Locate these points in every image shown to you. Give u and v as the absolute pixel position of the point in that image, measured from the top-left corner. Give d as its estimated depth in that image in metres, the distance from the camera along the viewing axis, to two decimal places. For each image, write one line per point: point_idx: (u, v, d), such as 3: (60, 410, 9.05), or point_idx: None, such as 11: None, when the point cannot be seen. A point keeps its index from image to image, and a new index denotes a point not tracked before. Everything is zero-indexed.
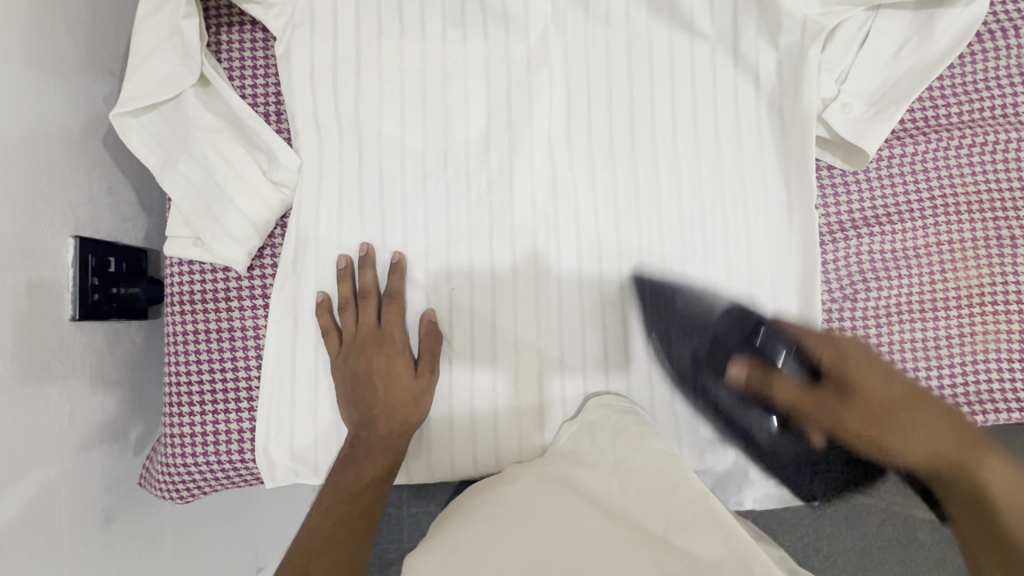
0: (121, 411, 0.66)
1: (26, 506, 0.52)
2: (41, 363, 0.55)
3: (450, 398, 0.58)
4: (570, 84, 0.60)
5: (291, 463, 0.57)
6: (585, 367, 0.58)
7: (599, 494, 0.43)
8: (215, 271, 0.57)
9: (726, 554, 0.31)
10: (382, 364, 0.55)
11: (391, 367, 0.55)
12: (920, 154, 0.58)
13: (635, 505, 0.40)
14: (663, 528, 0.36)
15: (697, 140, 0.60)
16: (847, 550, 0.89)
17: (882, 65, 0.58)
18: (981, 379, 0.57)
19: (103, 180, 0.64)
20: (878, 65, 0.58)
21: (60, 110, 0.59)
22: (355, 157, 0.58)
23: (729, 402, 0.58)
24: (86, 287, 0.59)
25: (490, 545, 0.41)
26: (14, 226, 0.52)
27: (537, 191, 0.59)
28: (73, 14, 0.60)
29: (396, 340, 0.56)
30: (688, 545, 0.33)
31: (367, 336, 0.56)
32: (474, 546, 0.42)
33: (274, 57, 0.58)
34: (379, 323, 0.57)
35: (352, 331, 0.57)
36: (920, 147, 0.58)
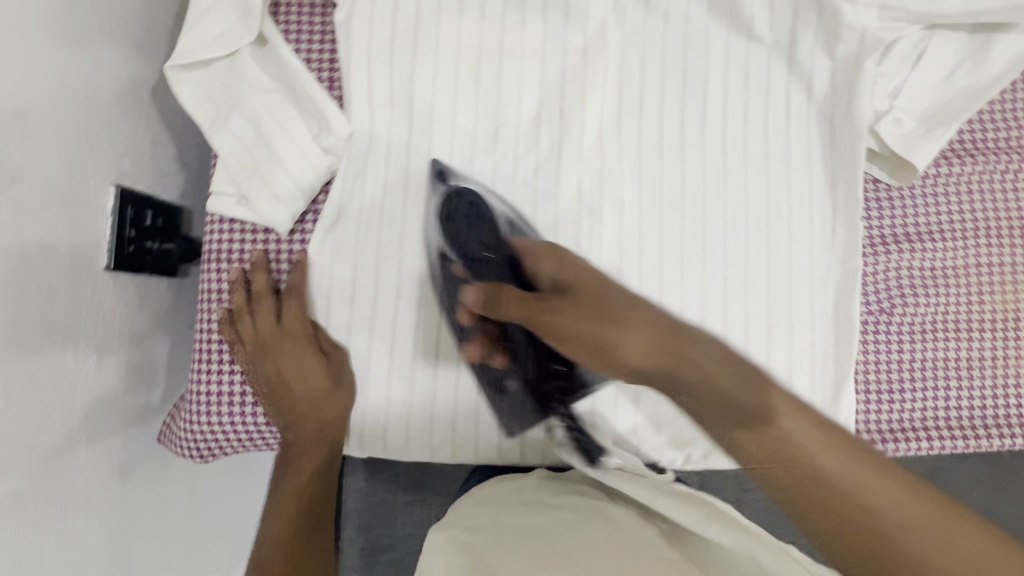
0: (145, 367, 0.65)
1: (47, 451, 0.51)
2: (73, 310, 0.54)
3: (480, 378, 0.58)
4: (624, 77, 0.60)
5: None
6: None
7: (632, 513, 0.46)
8: (255, 232, 0.57)
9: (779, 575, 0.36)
10: (290, 362, 0.57)
11: (300, 366, 0.57)
12: (966, 175, 0.58)
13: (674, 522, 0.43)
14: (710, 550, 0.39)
15: (746, 142, 0.60)
16: None
17: (936, 84, 0.58)
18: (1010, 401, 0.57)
19: (146, 133, 0.64)
20: (931, 83, 0.58)
21: (111, 58, 0.58)
22: (405, 129, 0.58)
23: None
24: (123, 238, 0.59)
25: (521, 533, 0.44)
26: (59, 169, 0.52)
27: (584, 180, 0.59)
28: None
29: (298, 336, 0.57)
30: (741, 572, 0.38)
31: (268, 337, 0.56)
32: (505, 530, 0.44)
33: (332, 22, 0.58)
34: (277, 320, 0.57)
35: (253, 335, 0.57)
36: (967, 167, 0.58)
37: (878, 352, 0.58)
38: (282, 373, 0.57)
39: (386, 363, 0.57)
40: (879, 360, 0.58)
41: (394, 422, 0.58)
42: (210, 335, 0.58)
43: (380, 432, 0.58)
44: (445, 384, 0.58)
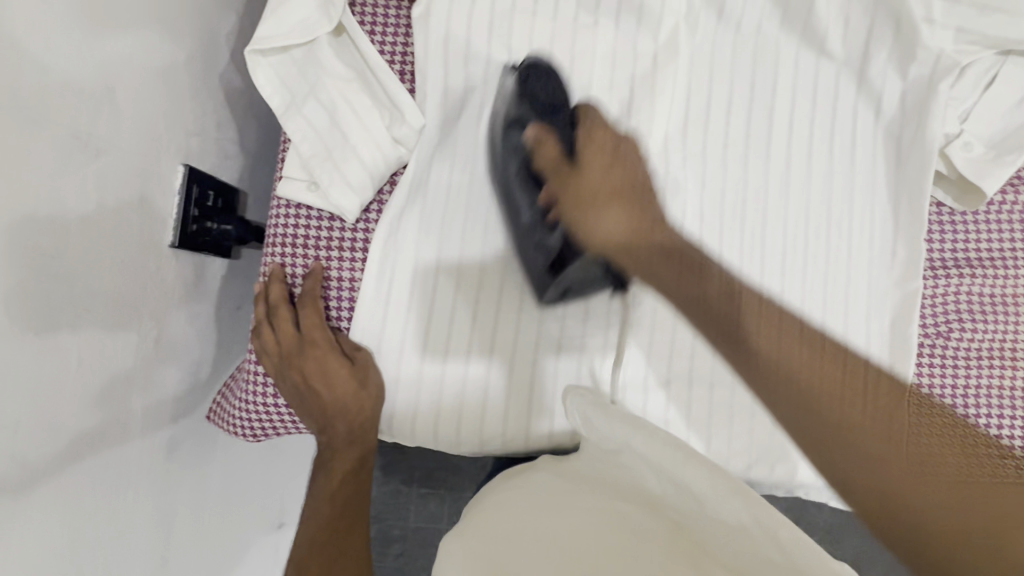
0: (197, 345, 0.66)
1: (106, 420, 0.52)
2: (138, 284, 0.55)
3: (532, 375, 0.58)
4: (692, 85, 0.60)
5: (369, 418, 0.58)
6: (671, 363, 0.59)
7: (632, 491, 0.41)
8: (320, 218, 0.57)
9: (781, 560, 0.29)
10: (315, 369, 0.54)
11: (324, 370, 0.54)
12: None
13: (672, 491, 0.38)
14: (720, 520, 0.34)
15: (811, 158, 0.60)
16: None
17: (1006, 111, 0.58)
18: None
19: (214, 113, 0.64)
20: (1002, 110, 0.58)
21: (188, 38, 0.59)
22: (474, 127, 0.59)
23: None
24: (188, 217, 0.60)
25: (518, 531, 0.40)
26: (134, 143, 0.52)
27: None
28: None
29: (319, 342, 0.55)
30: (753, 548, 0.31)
31: (290, 349, 0.54)
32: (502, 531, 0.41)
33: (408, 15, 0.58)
34: (297, 327, 0.55)
35: (273, 344, 0.54)
36: None
37: (930, 376, 0.58)
38: (305, 383, 0.54)
39: (441, 356, 0.58)
40: (930, 383, 0.58)
41: (446, 415, 0.58)
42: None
43: (411, 423, 0.58)
44: (499, 378, 0.58)
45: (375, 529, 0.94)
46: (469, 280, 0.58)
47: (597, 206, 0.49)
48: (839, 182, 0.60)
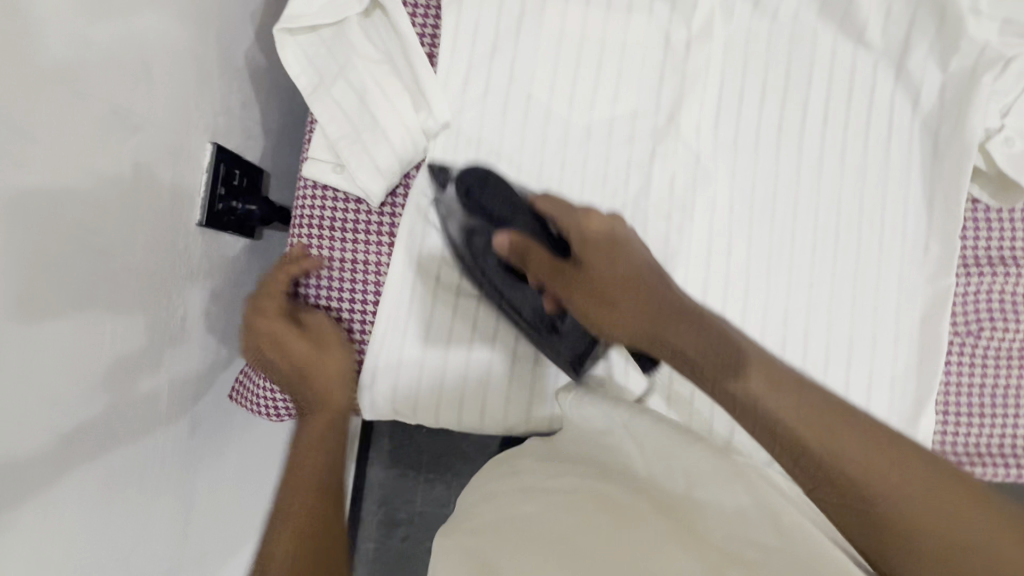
0: (219, 324, 0.67)
1: (134, 394, 0.53)
2: (166, 261, 0.55)
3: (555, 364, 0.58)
4: (726, 73, 0.59)
5: (391, 397, 0.57)
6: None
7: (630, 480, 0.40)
8: (347, 201, 0.57)
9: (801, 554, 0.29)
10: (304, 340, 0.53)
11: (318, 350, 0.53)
12: None
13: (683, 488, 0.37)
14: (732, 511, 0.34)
15: (845, 151, 0.59)
16: None
17: None
18: None
19: (239, 93, 0.64)
20: None
21: (217, 15, 0.58)
22: (502, 114, 0.59)
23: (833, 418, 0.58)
24: (214, 196, 0.60)
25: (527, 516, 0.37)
26: (167, 121, 0.52)
27: (677, 175, 0.59)
28: None
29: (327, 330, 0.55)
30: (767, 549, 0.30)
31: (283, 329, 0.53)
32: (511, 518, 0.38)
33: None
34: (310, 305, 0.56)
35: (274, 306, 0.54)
36: None
37: (960, 374, 0.57)
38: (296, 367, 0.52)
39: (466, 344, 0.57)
40: (959, 382, 0.57)
41: (470, 399, 0.58)
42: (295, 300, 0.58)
43: (435, 402, 0.58)
44: (522, 365, 0.58)
45: (381, 512, 0.95)
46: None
47: (616, 317, 0.44)
48: (872, 177, 0.59)
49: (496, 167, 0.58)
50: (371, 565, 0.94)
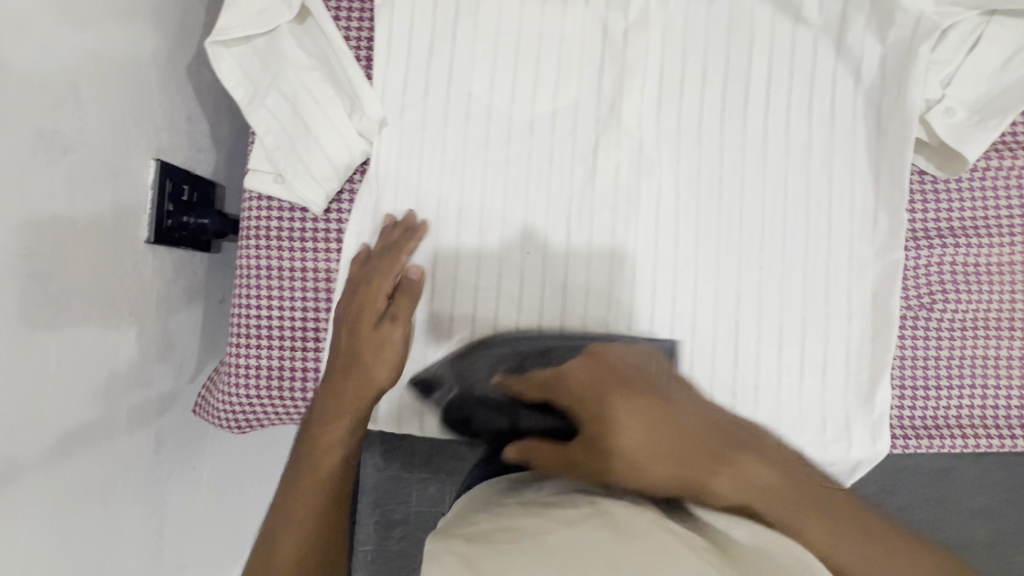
0: (180, 340, 0.67)
1: (89, 416, 0.53)
2: (116, 280, 0.55)
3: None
4: (666, 58, 0.58)
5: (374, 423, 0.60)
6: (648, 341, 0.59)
7: None
8: (292, 211, 0.57)
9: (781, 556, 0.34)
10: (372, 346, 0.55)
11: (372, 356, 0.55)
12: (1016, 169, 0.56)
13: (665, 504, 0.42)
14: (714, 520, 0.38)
15: (789, 130, 0.59)
16: None
17: (989, 74, 0.56)
18: None
19: (183, 107, 0.64)
20: (984, 73, 0.56)
21: (152, 31, 0.58)
22: (442, 113, 0.58)
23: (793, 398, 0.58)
24: (162, 212, 0.60)
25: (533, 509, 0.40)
26: (101, 139, 0.52)
27: (621, 164, 0.59)
28: None
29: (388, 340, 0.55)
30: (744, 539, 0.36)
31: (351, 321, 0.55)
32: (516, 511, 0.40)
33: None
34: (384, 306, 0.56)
35: (351, 304, 0.55)
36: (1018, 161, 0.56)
37: (914, 348, 0.57)
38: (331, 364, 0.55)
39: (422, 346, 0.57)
40: (915, 356, 0.57)
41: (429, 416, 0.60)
42: (247, 311, 0.58)
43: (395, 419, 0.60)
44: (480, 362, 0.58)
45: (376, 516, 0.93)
46: (445, 267, 0.58)
47: (646, 466, 0.40)
48: (818, 154, 0.59)
49: (439, 168, 0.58)
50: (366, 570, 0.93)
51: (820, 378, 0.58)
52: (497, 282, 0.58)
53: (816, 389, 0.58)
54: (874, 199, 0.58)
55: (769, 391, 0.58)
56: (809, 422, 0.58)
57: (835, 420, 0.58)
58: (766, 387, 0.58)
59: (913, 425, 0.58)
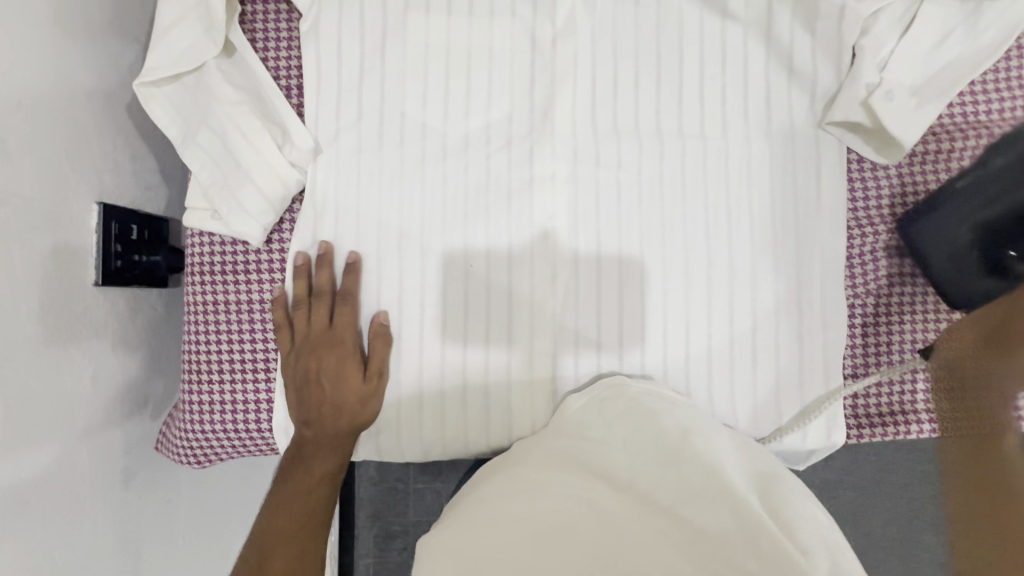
0: (140, 377, 0.68)
1: (50, 463, 0.53)
2: (66, 326, 0.56)
3: (464, 376, 0.58)
4: (597, 62, 0.58)
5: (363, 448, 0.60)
6: (598, 348, 0.58)
7: (599, 464, 0.46)
8: (234, 243, 0.58)
9: (730, 524, 0.37)
10: (332, 364, 0.56)
11: (340, 368, 0.56)
12: (956, 151, 0.56)
13: (638, 477, 0.44)
14: (671, 500, 0.41)
15: (725, 125, 0.58)
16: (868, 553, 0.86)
17: (924, 55, 0.55)
18: None
19: (127, 147, 0.65)
20: (920, 55, 0.55)
21: (86, 77, 0.59)
22: (376, 135, 0.58)
23: (748, 396, 0.58)
24: (109, 254, 0.61)
25: (504, 521, 0.41)
26: (38, 190, 0.52)
27: (560, 170, 0.59)
28: None
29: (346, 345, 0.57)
30: (693, 516, 0.39)
31: (307, 345, 0.57)
32: (488, 521, 0.42)
33: (298, 30, 0.58)
34: (329, 322, 0.57)
35: (302, 330, 0.57)
36: (958, 143, 0.56)
37: (862, 338, 0.58)
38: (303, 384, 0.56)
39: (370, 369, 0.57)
40: (865, 345, 0.58)
41: (385, 434, 0.59)
42: (198, 347, 0.59)
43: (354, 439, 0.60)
44: (431, 379, 0.58)
45: (374, 527, 0.93)
46: (389, 288, 0.58)
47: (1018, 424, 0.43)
48: (755, 149, 0.58)
49: (375, 192, 0.58)
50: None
51: (773, 374, 0.58)
52: (443, 299, 0.58)
53: (769, 384, 0.58)
54: (814, 190, 0.58)
55: (723, 389, 0.58)
56: (765, 419, 0.58)
57: (791, 414, 0.58)
58: (719, 385, 0.58)
59: (863, 410, 0.59)
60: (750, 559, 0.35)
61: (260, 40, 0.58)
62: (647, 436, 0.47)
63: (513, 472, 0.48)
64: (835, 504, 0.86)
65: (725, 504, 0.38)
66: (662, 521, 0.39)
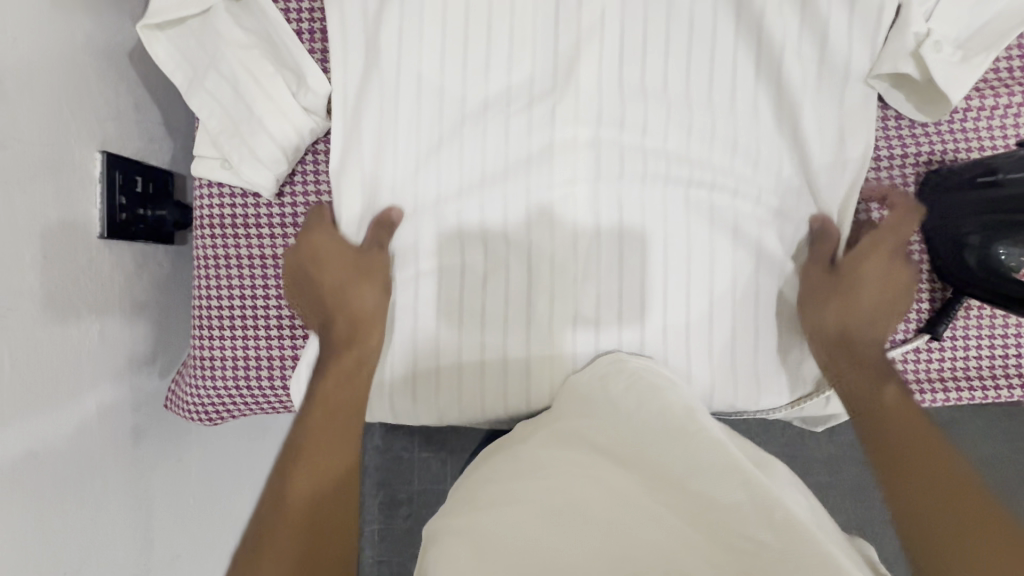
0: (149, 335, 0.67)
1: (58, 415, 0.52)
2: (71, 277, 0.54)
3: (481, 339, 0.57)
4: (627, 10, 0.55)
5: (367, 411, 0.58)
6: (619, 313, 0.57)
7: (606, 441, 0.43)
8: (245, 195, 0.57)
9: (741, 499, 0.34)
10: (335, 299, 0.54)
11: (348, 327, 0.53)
12: (1001, 106, 0.55)
13: (647, 446, 0.41)
14: (682, 471, 0.38)
15: (758, 82, 0.56)
16: (865, 523, 0.87)
17: (970, 9, 0.52)
18: (997, 353, 0.56)
19: (131, 96, 0.62)
20: (966, 10, 0.52)
21: (88, 17, 0.56)
22: (393, 83, 0.55)
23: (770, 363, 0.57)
24: (114, 205, 0.59)
25: (507, 493, 0.40)
26: (40, 133, 0.50)
27: (583, 126, 0.56)
28: None
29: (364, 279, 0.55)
30: (704, 487, 0.36)
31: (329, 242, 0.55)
32: (490, 497, 0.40)
33: None
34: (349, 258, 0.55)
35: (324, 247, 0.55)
36: (1002, 98, 0.55)
37: None
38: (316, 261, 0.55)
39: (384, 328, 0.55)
40: None
41: (398, 395, 0.58)
42: (208, 302, 0.57)
43: None
44: (447, 340, 0.57)
45: (380, 493, 0.93)
46: (405, 245, 0.56)
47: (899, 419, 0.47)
48: (787, 104, 0.56)
49: (393, 143, 0.56)
50: (378, 544, 0.94)
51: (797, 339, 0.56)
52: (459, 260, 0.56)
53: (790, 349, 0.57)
54: (855, 147, 0.55)
55: (745, 356, 0.56)
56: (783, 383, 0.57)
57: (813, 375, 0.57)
58: (742, 349, 0.56)
59: None
60: (764, 531, 0.32)
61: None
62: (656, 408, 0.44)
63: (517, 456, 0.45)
64: (833, 475, 0.87)
65: (738, 477, 0.35)
66: (671, 496, 0.36)
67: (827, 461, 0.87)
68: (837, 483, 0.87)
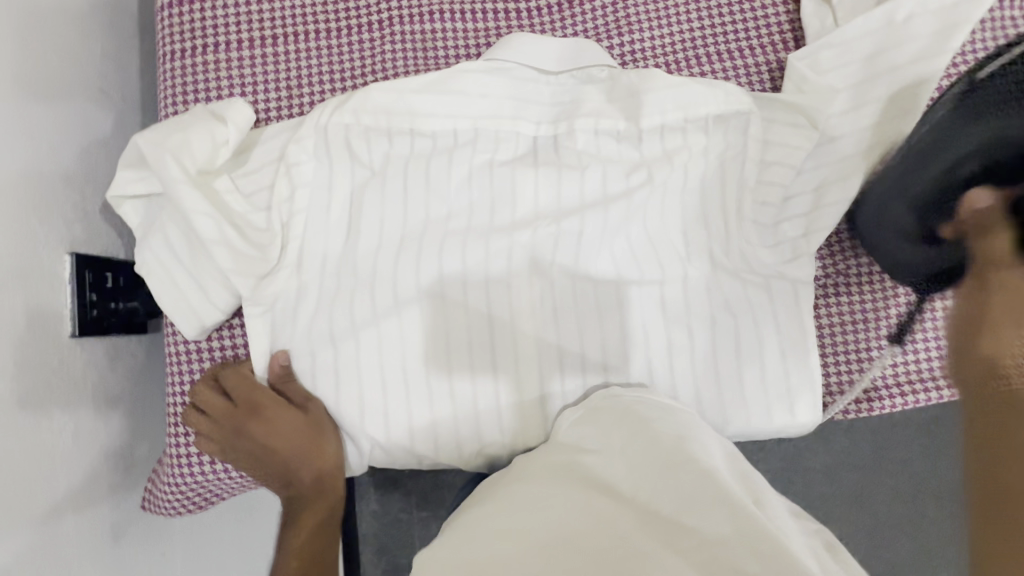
0: (126, 430, 0.67)
1: (36, 524, 0.52)
2: (42, 382, 0.54)
3: (469, 406, 0.57)
4: (556, 90, 0.61)
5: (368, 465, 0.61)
6: (602, 366, 0.58)
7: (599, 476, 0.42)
8: (215, 289, 0.59)
9: (728, 528, 0.34)
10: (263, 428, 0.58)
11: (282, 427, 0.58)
12: None
13: (640, 484, 0.40)
14: (671, 509, 0.37)
15: (705, 129, 0.59)
16: (858, 531, 0.88)
17: (862, 69, 0.60)
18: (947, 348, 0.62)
19: (97, 197, 0.65)
20: (854, 69, 0.60)
21: (52, 130, 0.59)
22: (359, 170, 0.59)
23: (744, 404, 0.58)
24: (85, 304, 0.60)
25: (500, 532, 0.38)
26: (9, 243, 0.52)
27: (542, 190, 0.59)
28: (70, 49, 0.62)
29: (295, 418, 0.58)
30: (695, 522, 0.35)
31: (233, 423, 0.59)
32: (481, 534, 0.39)
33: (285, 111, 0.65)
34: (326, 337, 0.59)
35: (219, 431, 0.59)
36: None
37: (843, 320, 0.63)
38: (266, 437, 0.59)
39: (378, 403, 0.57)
40: (844, 320, 0.63)
41: (396, 457, 0.59)
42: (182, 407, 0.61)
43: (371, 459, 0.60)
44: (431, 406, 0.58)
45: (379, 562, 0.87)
46: (391, 329, 0.57)
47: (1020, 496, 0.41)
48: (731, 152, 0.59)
49: (365, 223, 0.58)
50: None
51: (766, 371, 0.59)
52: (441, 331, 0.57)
53: (764, 386, 0.58)
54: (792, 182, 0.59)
55: (719, 393, 0.58)
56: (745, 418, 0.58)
57: (783, 414, 0.58)
58: (713, 383, 0.58)
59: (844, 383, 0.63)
60: (749, 562, 0.32)
61: (239, 92, 0.64)
62: (645, 444, 0.43)
63: (507, 492, 0.44)
64: (822, 489, 0.88)
65: (724, 509, 0.35)
66: (663, 531, 0.35)
67: (809, 475, 0.89)
68: (825, 495, 0.88)
